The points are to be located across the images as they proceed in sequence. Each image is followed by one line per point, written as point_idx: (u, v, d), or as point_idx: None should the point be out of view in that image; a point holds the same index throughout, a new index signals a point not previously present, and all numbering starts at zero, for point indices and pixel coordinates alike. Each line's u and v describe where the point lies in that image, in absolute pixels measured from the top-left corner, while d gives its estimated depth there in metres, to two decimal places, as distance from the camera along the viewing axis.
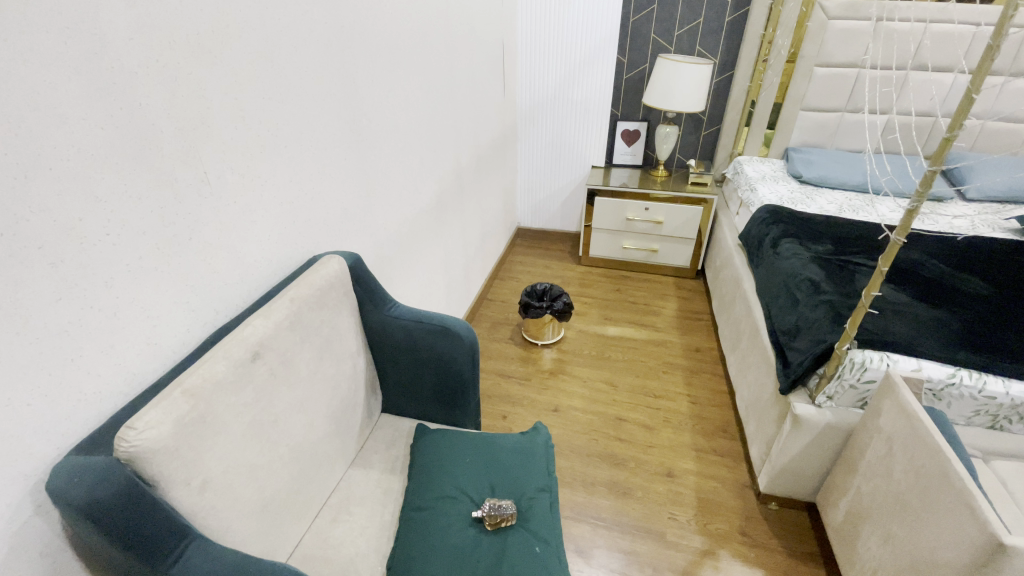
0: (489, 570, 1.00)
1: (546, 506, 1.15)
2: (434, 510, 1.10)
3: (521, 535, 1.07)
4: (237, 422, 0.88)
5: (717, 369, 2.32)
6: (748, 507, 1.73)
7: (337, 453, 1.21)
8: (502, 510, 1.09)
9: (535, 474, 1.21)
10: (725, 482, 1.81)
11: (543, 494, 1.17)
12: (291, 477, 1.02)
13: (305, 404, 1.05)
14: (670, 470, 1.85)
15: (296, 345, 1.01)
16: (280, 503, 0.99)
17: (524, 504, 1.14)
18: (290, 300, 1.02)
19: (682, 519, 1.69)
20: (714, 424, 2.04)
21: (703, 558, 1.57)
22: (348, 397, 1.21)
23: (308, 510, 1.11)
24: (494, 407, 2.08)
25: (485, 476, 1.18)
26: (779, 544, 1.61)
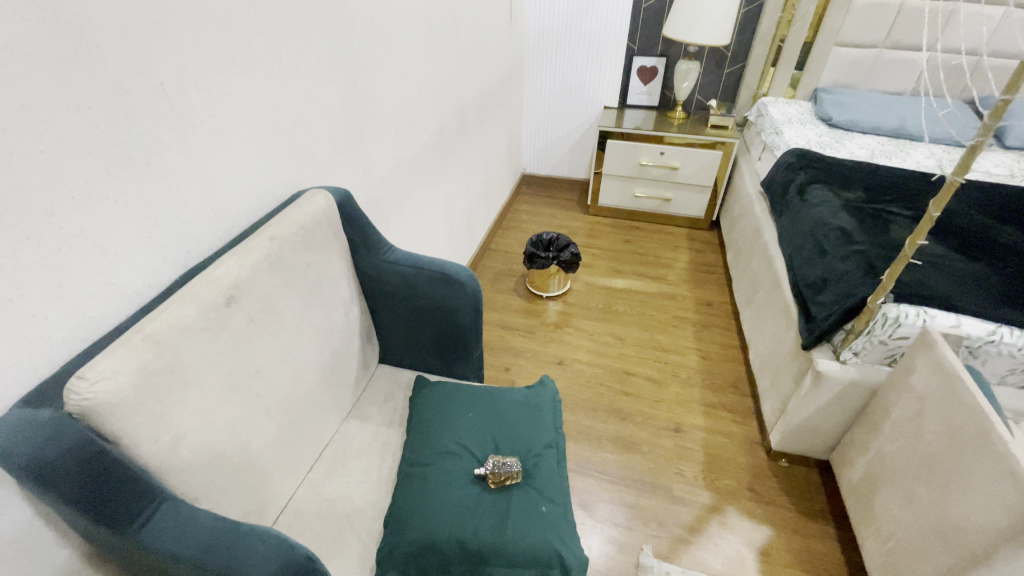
0: (491, 530, 0.94)
1: (552, 464, 1.07)
2: (433, 467, 1.02)
3: (526, 496, 1.00)
4: (212, 374, 0.79)
5: (729, 323, 2.23)
6: (757, 463, 1.68)
7: (331, 406, 1.14)
8: (509, 469, 1.01)
9: (541, 430, 1.13)
10: (734, 438, 1.76)
11: (549, 451, 1.09)
12: (280, 431, 0.95)
13: (291, 354, 0.95)
14: (678, 425, 1.79)
15: (278, 289, 0.91)
16: (267, 459, 0.92)
17: (528, 462, 1.06)
18: (270, 239, 0.90)
19: (688, 474, 1.64)
20: (724, 379, 1.97)
21: (708, 514, 1.53)
22: (341, 347, 1.12)
23: (300, 465, 1.05)
24: (497, 360, 2.02)
25: (488, 432, 1.10)
26: (788, 500, 1.57)
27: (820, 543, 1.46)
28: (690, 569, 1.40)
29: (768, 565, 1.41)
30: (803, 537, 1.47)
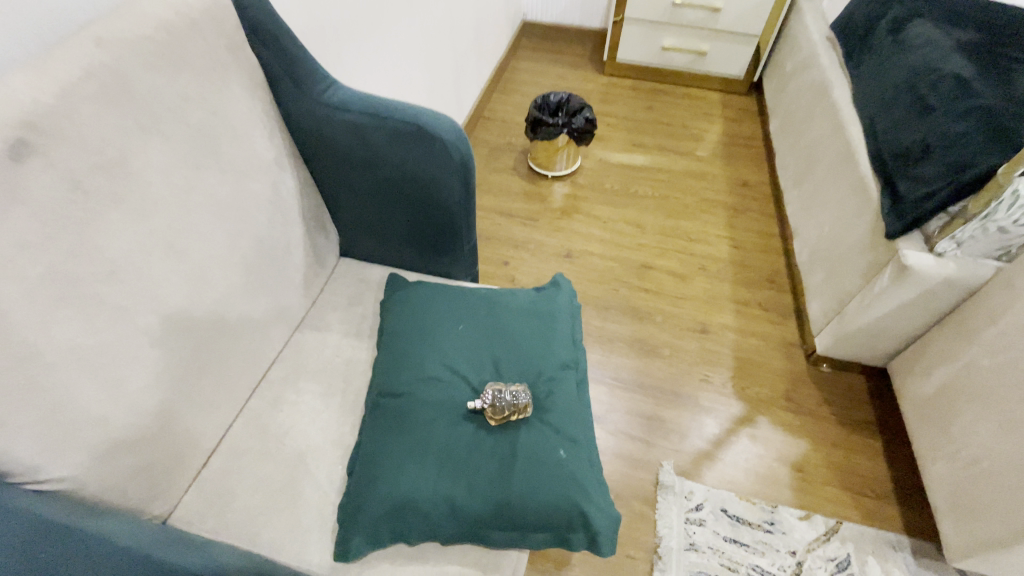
0: (491, 485, 0.68)
1: (572, 389, 0.79)
2: (409, 401, 0.74)
3: (537, 437, 0.72)
4: (8, 278, 0.49)
5: (767, 208, 1.89)
6: (795, 368, 1.45)
7: (273, 315, 0.83)
8: (516, 399, 0.72)
9: (555, 346, 0.83)
10: (769, 340, 1.51)
11: (566, 374, 0.80)
12: (183, 355, 0.67)
13: (171, 242, 0.64)
14: (704, 325, 1.52)
15: (119, 138, 0.57)
16: (165, 393, 0.65)
17: (539, 390, 0.77)
18: (89, 64, 0.55)
19: (716, 381, 1.40)
20: (759, 273, 1.68)
21: (737, 426, 1.32)
22: (273, 234, 0.79)
23: (229, 392, 0.78)
24: (494, 252, 1.69)
25: (485, 350, 0.81)
26: (829, 411, 1.36)
27: (864, 459, 1.27)
28: (715, 488, 1.21)
29: (804, 483, 1.23)
30: (845, 452, 1.28)
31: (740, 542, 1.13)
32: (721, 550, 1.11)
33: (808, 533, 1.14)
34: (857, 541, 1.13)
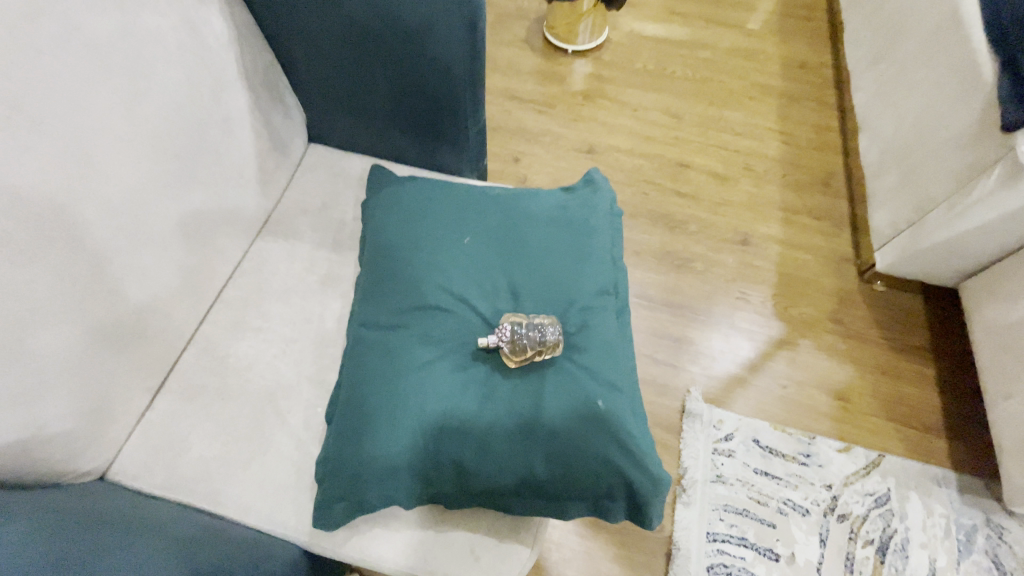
0: (511, 451, 0.52)
1: (613, 322, 0.61)
2: (402, 337, 0.57)
3: (569, 384, 0.55)
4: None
5: (826, 96, 1.59)
6: (843, 287, 1.28)
7: (208, 217, 0.64)
8: (543, 335, 0.55)
9: (591, 265, 0.63)
10: (817, 255, 1.32)
11: (606, 302, 0.61)
12: (61, 276, 0.49)
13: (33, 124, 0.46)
14: (745, 236, 1.32)
15: None
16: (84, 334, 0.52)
17: (571, 323, 0.59)
18: None
19: (755, 300, 1.23)
20: (812, 176, 1.45)
21: (776, 349, 1.17)
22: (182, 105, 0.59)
23: (163, 316, 0.61)
24: (503, 146, 1.44)
25: (500, 272, 0.61)
26: (878, 335, 1.21)
27: (914, 387, 1.14)
28: (748, 416, 1.09)
29: (846, 412, 1.10)
30: (893, 380, 1.15)
31: (772, 475, 1.03)
32: (750, 483, 1.02)
33: (847, 466, 1.04)
34: (899, 475, 1.04)
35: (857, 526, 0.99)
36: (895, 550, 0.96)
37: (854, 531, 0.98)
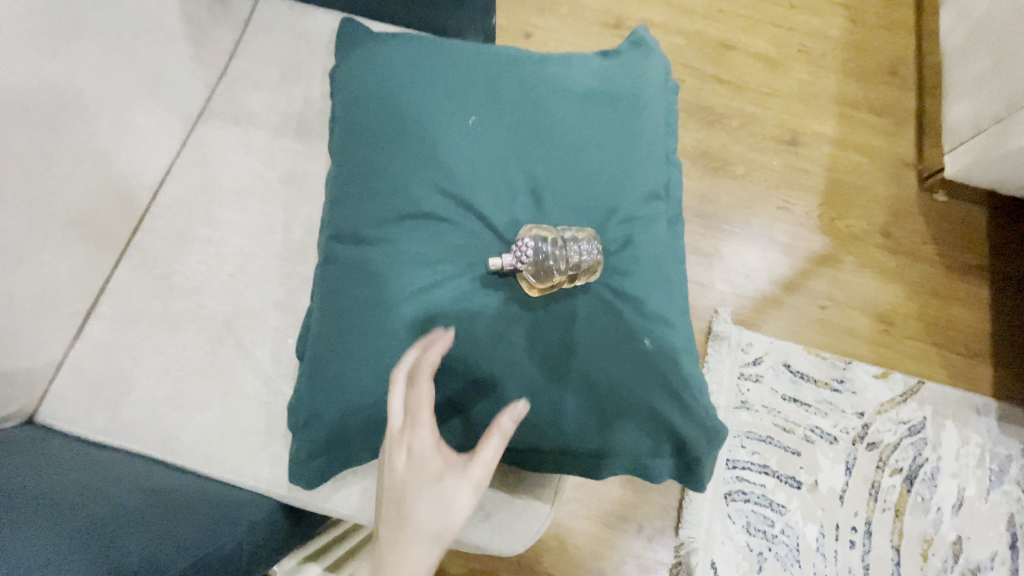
0: (531, 402, 0.41)
1: (665, 235, 0.47)
2: (386, 255, 0.43)
3: (605, 317, 0.43)
4: None
5: None
6: (900, 195, 1.12)
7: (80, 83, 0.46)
8: (582, 254, 0.42)
9: (637, 160, 0.47)
10: (874, 158, 1.14)
11: (658, 210, 0.47)
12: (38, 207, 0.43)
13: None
14: (793, 135, 1.13)
15: None
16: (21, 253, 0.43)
17: (611, 240, 0.45)
18: None
19: (799, 210, 1.08)
20: (878, 61, 1.22)
21: (817, 266, 1.04)
22: None
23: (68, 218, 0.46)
24: (511, 18, 1.18)
25: (518, 166, 0.46)
26: (933, 252, 1.08)
27: (966, 310, 1.03)
28: (780, 339, 0.98)
29: (887, 337, 1.00)
30: (943, 302, 1.04)
31: (801, 401, 0.95)
32: (777, 410, 0.94)
33: (882, 394, 0.96)
34: (937, 403, 0.96)
35: (886, 454, 0.93)
36: (923, 479, 0.92)
37: (882, 459, 0.92)
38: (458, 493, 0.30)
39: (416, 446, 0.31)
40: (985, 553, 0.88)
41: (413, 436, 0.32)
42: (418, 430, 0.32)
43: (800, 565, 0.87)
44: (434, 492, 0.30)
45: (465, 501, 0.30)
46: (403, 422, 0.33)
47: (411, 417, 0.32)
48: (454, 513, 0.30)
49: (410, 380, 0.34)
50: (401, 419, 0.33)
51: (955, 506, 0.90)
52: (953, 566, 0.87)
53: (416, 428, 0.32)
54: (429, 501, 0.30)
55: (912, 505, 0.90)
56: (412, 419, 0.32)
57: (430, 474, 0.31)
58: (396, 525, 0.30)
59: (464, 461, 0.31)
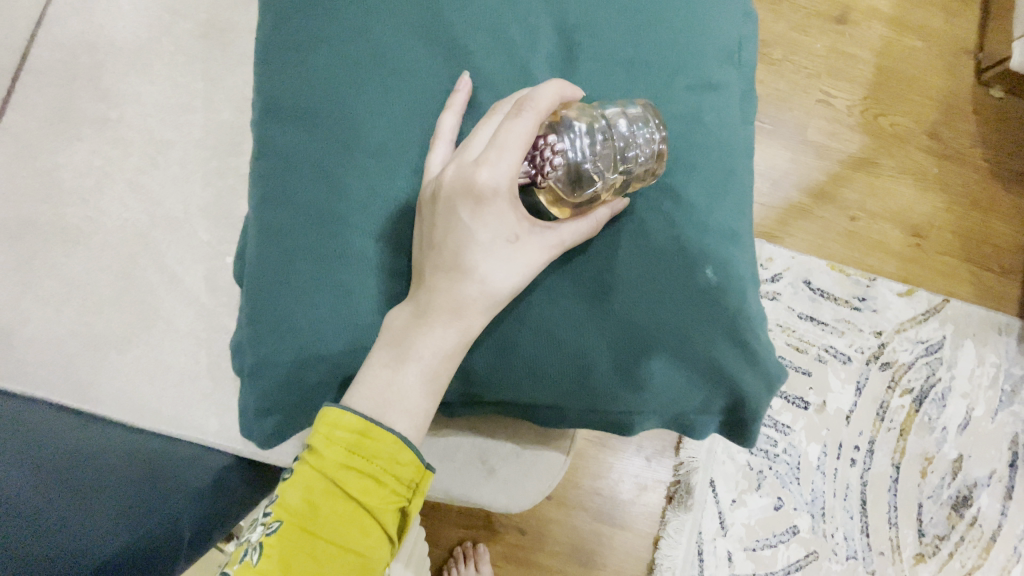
0: (540, 343, 0.34)
1: (732, 112, 0.39)
2: (346, 143, 0.34)
3: (657, 235, 0.34)
4: None
5: None
6: (954, 89, 0.97)
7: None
8: (634, 141, 0.34)
9: (706, 6, 0.39)
10: (932, 42, 0.97)
11: (730, 77, 0.39)
12: None
13: None
14: (842, 10, 0.95)
15: None
16: None
17: (672, 117, 0.37)
18: None
19: (838, 104, 0.93)
20: None
21: (852, 171, 0.92)
22: None
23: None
24: None
25: (556, 21, 0.37)
26: (980, 157, 0.96)
27: (1004, 222, 0.95)
28: (803, 254, 0.89)
29: (917, 250, 0.92)
30: (982, 213, 0.94)
31: (819, 320, 0.88)
32: (792, 329, 0.88)
33: (904, 312, 0.90)
34: (959, 322, 0.91)
35: (900, 374, 0.89)
36: (933, 399, 0.89)
37: (894, 379, 0.89)
38: (532, 257, 0.32)
39: (496, 188, 0.30)
40: (983, 470, 0.89)
41: (498, 179, 0.30)
42: (505, 173, 0.30)
43: (799, 483, 0.85)
44: (511, 253, 0.31)
45: (531, 265, 0.32)
46: (490, 154, 0.31)
47: (504, 158, 0.30)
48: (511, 279, 0.32)
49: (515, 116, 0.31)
50: (488, 150, 0.30)
51: (961, 426, 0.89)
52: (950, 482, 0.88)
53: (504, 174, 0.30)
54: (502, 260, 0.31)
55: (919, 425, 0.88)
56: (506, 161, 0.30)
57: (509, 233, 0.31)
58: (458, 250, 0.31)
59: (542, 229, 0.32)
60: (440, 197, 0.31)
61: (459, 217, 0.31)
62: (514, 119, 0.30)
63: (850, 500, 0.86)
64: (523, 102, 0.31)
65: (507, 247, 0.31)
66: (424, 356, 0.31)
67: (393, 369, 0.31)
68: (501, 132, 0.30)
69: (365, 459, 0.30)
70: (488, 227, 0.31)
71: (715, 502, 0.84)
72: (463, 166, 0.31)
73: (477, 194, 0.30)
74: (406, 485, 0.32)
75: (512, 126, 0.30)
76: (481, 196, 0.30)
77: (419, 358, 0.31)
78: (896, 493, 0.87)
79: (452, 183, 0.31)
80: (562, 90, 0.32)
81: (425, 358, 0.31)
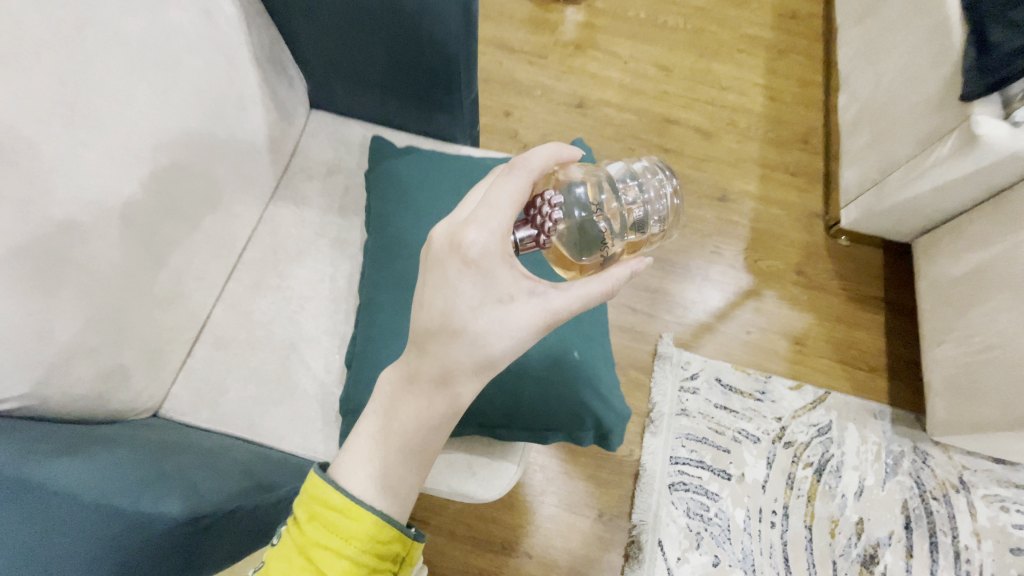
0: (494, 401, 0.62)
1: None
2: (402, 298, 0.69)
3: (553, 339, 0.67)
4: (100, 268, 0.52)
5: (814, 50, 1.59)
6: (812, 241, 1.37)
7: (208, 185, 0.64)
8: (638, 204, 0.57)
9: None
10: (791, 210, 1.39)
11: None
12: (199, 292, 0.68)
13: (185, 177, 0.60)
14: (724, 193, 1.39)
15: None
16: (196, 312, 0.69)
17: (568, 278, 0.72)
18: None
19: (727, 253, 1.33)
20: (794, 131, 1.48)
21: (743, 299, 1.29)
22: (202, 87, 0.60)
23: (183, 275, 0.64)
24: (493, 102, 1.45)
25: None
26: (839, 287, 1.32)
27: (865, 333, 1.28)
28: (713, 358, 1.23)
29: (800, 355, 1.24)
30: (846, 327, 1.28)
31: (730, 409, 1.18)
32: (710, 416, 1.17)
33: (796, 402, 1.19)
34: (841, 409, 1.19)
35: (800, 451, 1.15)
36: (831, 471, 1.14)
37: (796, 455, 1.15)
38: (520, 310, 0.45)
39: (484, 238, 0.43)
40: (883, 531, 1.10)
41: (487, 230, 0.43)
42: (493, 228, 0.43)
43: (730, 542, 1.07)
44: (501, 308, 0.45)
45: (519, 316, 0.45)
46: (484, 214, 0.43)
47: (494, 217, 0.44)
48: (500, 329, 0.45)
49: (508, 181, 0.44)
50: (482, 213, 0.43)
51: (857, 493, 1.12)
52: (856, 541, 1.09)
53: (492, 228, 0.43)
54: (494, 313, 0.45)
55: (822, 492, 1.12)
56: (495, 219, 0.44)
57: (504, 292, 0.45)
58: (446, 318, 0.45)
59: (526, 288, 0.45)
60: (447, 249, 0.44)
61: (449, 273, 0.44)
62: (504, 185, 0.44)
63: (774, 557, 1.07)
64: (514, 167, 0.45)
65: (500, 301, 0.45)
66: (407, 420, 0.46)
67: (382, 429, 0.46)
68: (493, 191, 0.44)
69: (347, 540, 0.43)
70: (477, 286, 0.44)
71: (664, 559, 1.05)
72: (460, 226, 0.44)
73: (467, 246, 0.43)
74: (389, 560, 0.45)
75: (500, 193, 0.44)
76: (470, 249, 0.43)
77: (404, 417, 0.46)
78: (812, 551, 1.07)
79: (451, 238, 0.44)
80: (550, 156, 0.46)
81: (410, 419, 0.46)
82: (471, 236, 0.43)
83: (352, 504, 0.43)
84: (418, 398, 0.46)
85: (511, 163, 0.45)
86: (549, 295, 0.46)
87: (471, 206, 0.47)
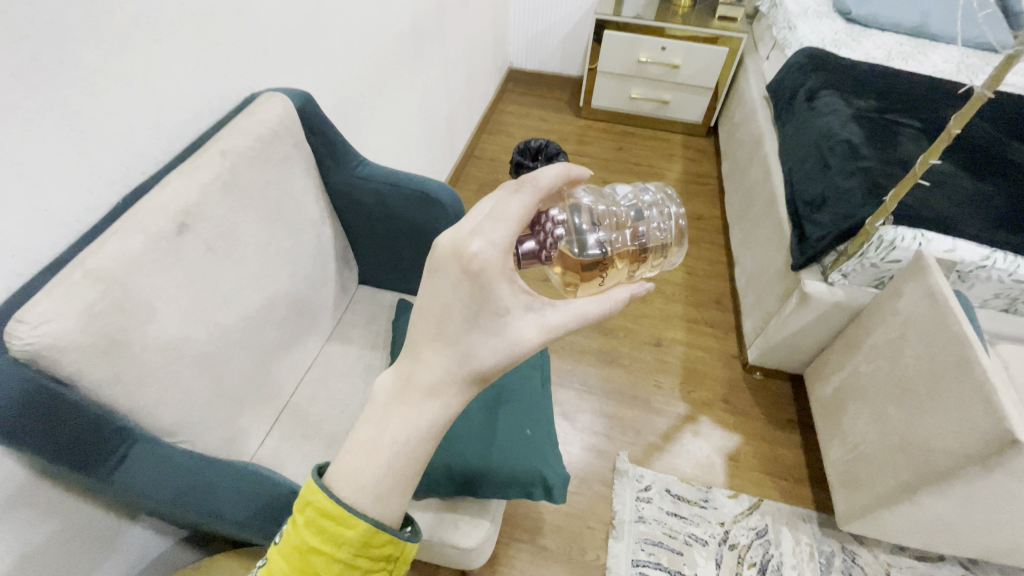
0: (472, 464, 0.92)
1: (537, 383, 1.11)
2: None
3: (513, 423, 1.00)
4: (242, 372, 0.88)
5: (718, 240, 2.17)
6: (733, 376, 1.72)
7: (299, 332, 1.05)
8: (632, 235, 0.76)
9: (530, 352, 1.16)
10: (714, 353, 1.78)
11: (537, 371, 1.13)
12: (281, 397, 1.03)
13: (290, 324, 1.00)
14: (660, 341, 1.80)
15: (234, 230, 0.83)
16: (276, 412, 1.02)
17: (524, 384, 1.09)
18: (213, 175, 0.80)
19: (666, 386, 1.68)
20: (709, 296, 1.96)
21: (683, 423, 1.59)
22: (310, 273, 1.04)
23: (276, 385, 1.00)
24: None
25: None
26: (760, 412, 1.63)
27: (787, 450, 1.55)
28: (662, 472, 1.48)
29: (735, 469, 1.50)
30: (771, 444, 1.56)
31: (680, 515, 1.40)
32: (664, 522, 1.38)
33: (735, 508, 1.41)
34: (774, 514, 1.41)
35: (744, 552, 1.34)
36: (773, 570, 1.31)
37: (741, 556, 1.33)
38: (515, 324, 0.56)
39: (489, 248, 0.53)
40: None
41: (492, 241, 0.53)
42: (498, 239, 0.53)
43: None
44: (499, 319, 0.55)
45: (514, 327, 0.56)
46: (492, 221, 0.53)
47: (498, 230, 0.53)
48: (497, 333, 0.56)
49: (514, 198, 0.53)
50: (487, 225, 0.52)
51: None
52: None
53: (497, 240, 0.53)
54: (493, 322, 0.55)
55: None
56: (498, 233, 0.53)
57: (502, 304, 0.55)
58: (447, 319, 0.54)
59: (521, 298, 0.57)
60: (453, 254, 0.53)
61: (450, 279, 0.53)
62: (509, 201, 0.53)
63: None
64: (521, 184, 0.53)
65: (500, 312, 0.55)
66: (397, 430, 0.53)
67: (372, 440, 0.53)
68: (501, 205, 0.53)
69: (340, 545, 0.52)
70: (483, 293, 0.53)
71: None
72: (467, 235, 0.53)
73: (470, 257, 0.52)
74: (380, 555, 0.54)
75: (506, 207, 0.53)
76: (473, 258, 0.52)
77: (395, 426, 0.53)
78: None
79: (459, 246, 0.53)
80: (561, 179, 0.56)
81: (398, 428, 0.53)
82: (474, 245, 0.52)
83: (344, 518, 0.51)
84: (410, 405, 0.54)
85: (521, 179, 0.54)
86: (543, 310, 0.59)
87: (476, 217, 0.55)
